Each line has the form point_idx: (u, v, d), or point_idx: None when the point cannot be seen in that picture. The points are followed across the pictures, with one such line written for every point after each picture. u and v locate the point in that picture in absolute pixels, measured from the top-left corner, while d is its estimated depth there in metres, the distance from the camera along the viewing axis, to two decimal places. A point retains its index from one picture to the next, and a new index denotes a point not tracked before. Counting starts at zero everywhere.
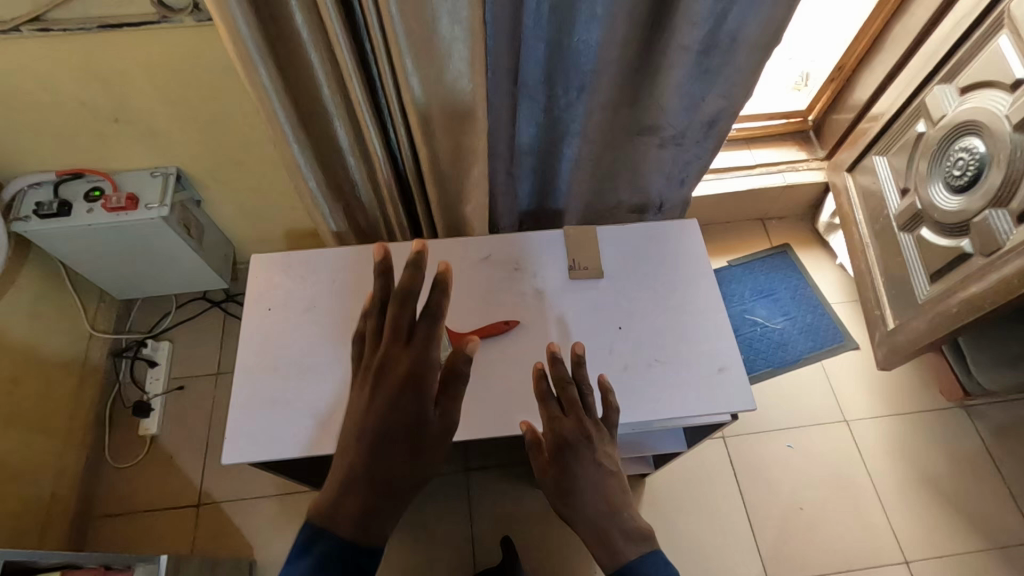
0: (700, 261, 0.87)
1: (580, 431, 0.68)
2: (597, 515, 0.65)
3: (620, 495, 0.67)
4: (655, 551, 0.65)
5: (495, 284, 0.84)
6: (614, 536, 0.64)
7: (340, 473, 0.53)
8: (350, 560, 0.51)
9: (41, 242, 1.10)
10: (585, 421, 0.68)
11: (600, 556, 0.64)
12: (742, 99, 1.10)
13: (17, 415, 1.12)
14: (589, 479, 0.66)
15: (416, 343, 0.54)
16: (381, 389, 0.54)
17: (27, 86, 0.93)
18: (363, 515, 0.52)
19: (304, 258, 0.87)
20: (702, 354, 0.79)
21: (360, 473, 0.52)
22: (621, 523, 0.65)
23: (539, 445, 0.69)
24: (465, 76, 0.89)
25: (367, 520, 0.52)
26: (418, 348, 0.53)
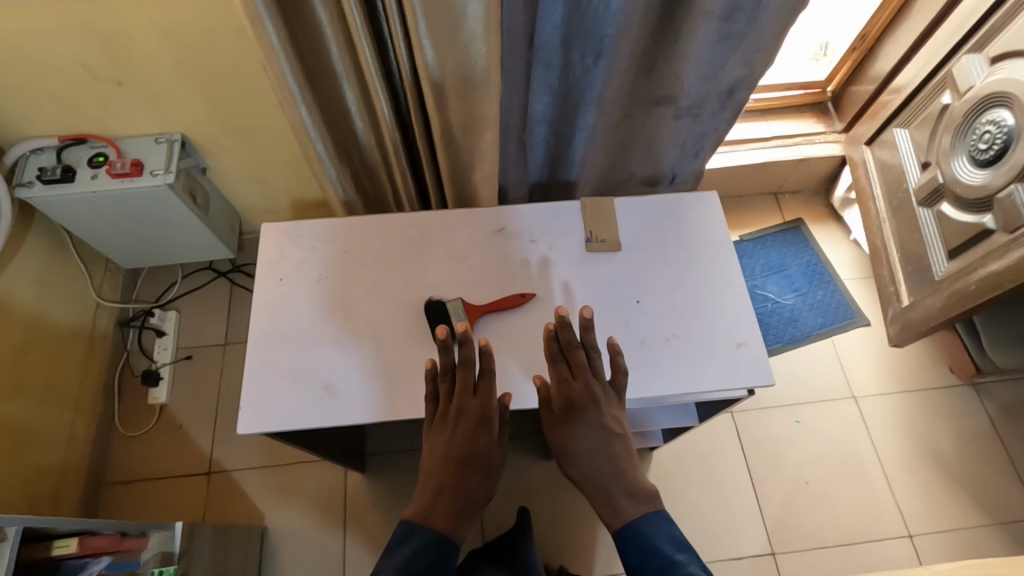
0: (720, 233, 0.83)
1: (588, 393, 0.71)
2: (601, 472, 0.69)
3: (624, 456, 0.70)
4: (657, 511, 0.68)
5: (508, 257, 0.82)
6: (617, 494, 0.68)
7: (429, 489, 0.68)
8: (440, 550, 0.64)
9: (46, 208, 1.08)
10: (592, 385, 0.71)
11: (604, 514, 0.68)
12: (763, 66, 1.10)
13: (27, 382, 1.12)
14: (594, 440, 0.70)
15: (481, 394, 0.71)
16: (457, 434, 0.69)
17: (26, 45, 0.90)
18: (452, 520, 0.66)
19: (314, 227, 0.84)
20: (720, 329, 0.77)
21: (445, 488, 0.68)
22: (625, 483, 0.69)
23: (549, 401, 0.72)
24: (480, 39, 0.85)
25: (454, 524, 0.66)
26: (481, 397, 0.71)
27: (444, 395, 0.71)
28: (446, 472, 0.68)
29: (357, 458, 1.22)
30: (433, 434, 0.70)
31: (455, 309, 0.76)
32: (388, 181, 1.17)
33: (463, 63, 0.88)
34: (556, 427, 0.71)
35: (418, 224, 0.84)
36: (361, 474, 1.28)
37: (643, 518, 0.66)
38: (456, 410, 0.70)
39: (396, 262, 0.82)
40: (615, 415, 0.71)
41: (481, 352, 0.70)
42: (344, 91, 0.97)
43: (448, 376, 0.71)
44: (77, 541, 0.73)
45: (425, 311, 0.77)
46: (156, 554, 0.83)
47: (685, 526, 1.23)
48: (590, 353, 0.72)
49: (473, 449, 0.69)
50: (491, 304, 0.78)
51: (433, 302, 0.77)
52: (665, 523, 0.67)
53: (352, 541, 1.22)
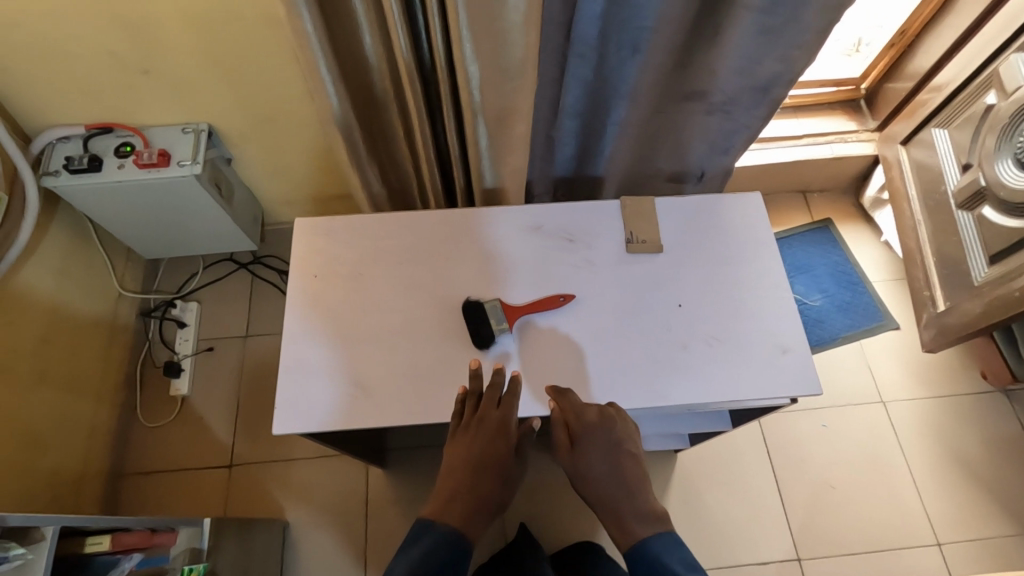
0: (765, 237, 0.80)
1: (599, 420, 0.68)
2: (613, 495, 0.68)
3: (634, 477, 0.70)
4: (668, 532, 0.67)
5: (546, 255, 0.79)
6: (629, 515, 0.67)
7: (446, 493, 0.69)
8: (451, 553, 0.65)
9: (72, 198, 1.06)
10: (603, 413, 0.69)
11: (615, 533, 0.68)
12: (802, 64, 1.07)
13: (51, 372, 1.12)
14: (605, 463, 0.69)
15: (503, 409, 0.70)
16: (476, 445, 0.69)
17: (56, 31, 0.88)
18: (465, 526, 0.67)
19: (346, 222, 0.81)
20: (766, 336, 0.74)
21: (462, 495, 0.68)
22: (636, 505, 0.68)
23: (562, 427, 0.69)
24: (519, 30, 0.83)
25: (467, 529, 0.67)
26: (503, 411, 0.70)
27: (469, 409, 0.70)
28: (462, 473, 0.69)
29: (378, 454, 1.21)
30: (455, 441, 0.70)
31: (493, 310, 0.74)
32: (414, 173, 1.15)
33: (500, 56, 0.86)
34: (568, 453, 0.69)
35: (452, 220, 0.81)
36: (382, 470, 1.27)
37: (652, 539, 0.65)
38: (478, 421, 0.69)
39: (429, 259, 0.79)
40: (626, 440, 0.70)
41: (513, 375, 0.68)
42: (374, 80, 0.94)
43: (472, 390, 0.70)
44: (110, 538, 0.73)
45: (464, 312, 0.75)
46: (185, 551, 0.84)
47: (709, 529, 1.21)
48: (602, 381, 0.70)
49: (492, 460, 0.69)
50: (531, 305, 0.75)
51: (472, 303, 0.75)
52: (677, 545, 0.65)
53: (373, 537, 1.22)
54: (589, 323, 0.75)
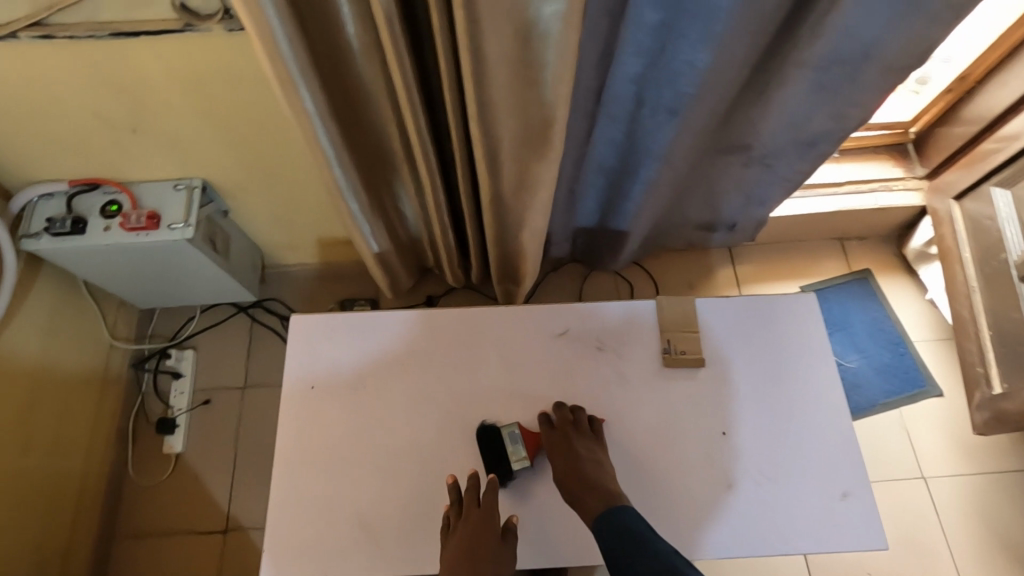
0: (823, 351, 0.71)
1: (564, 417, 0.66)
2: (573, 475, 0.61)
3: (598, 479, 0.61)
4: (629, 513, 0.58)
5: (572, 367, 0.70)
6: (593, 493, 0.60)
7: None
8: None
9: (55, 260, 0.98)
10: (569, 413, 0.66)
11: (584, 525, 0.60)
12: (857, 121, 0.97)
13: (35, 441, 1.04)
14: (566, 469, 0.62)
15: (483, 504, 0.61)
16: (459, 539, 0.59)
17: (31, 91, 0.79)
18: None
19: (347, 321, 0.72)
20: (823, 476, 0.66)
21: None
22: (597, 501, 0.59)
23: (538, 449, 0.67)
24: (546, 105, 0.73)
25: None
26: (485, 509, 0.60)
27: (453, 516, 0.61)
28: (454, 564, 0.57)
29: None
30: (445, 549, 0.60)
31: (512, 441, 0.65)
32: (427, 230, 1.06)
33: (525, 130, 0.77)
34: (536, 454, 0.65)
35: (466, 321, 0.72)
36: None
37: (611, 509, 0.58)
38: (462, 520, 0.60)
39: (439, 370, 0.70)
40: (597, 441, 0.64)
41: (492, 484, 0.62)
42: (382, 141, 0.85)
43: (452, 495, 0.62)
44: None
45: (479, 438, 0.66)
46: None
47: None
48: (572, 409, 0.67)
49: (479, 554, 0.57)
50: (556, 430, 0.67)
51: (488, 429, 0.66)
52: (634, 515, 0.58)
53: None
54: (623, 452, 0.67)
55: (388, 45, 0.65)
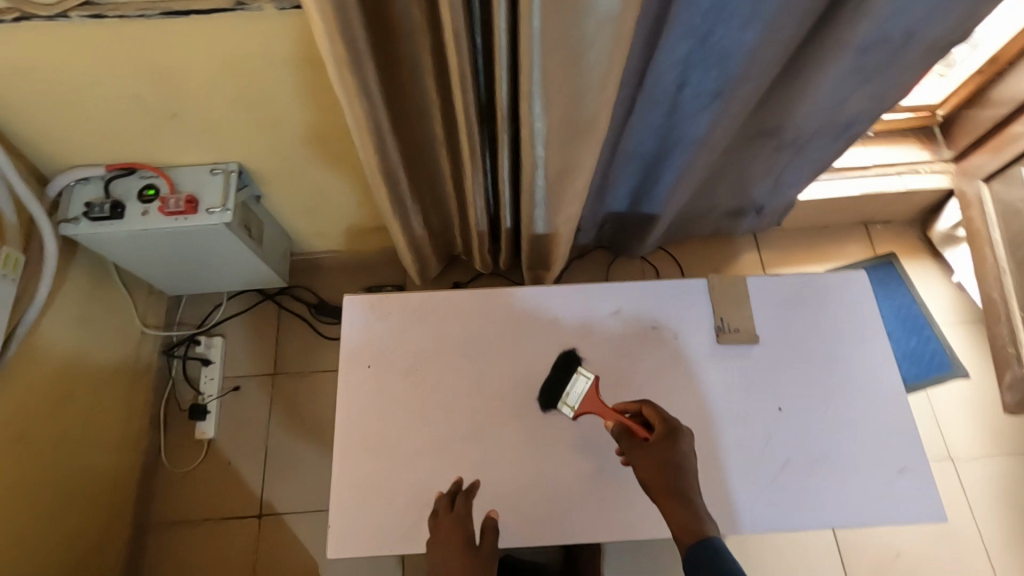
0: (874, 326, 0.72)
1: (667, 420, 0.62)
2: (680, 479, 0.58)
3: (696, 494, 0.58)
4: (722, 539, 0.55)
5: (626, 347, 0.71)
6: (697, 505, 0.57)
7: None
8: None
9: (92, 245, 0.98)
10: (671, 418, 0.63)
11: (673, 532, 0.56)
12: (893, 100, 0.97)
13: (70, 430, 1.03)
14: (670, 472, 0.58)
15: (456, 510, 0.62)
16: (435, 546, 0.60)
17: (77, 74, 0.79)
18: None
19: (395, 303, 0.73)
20: (881, 451, 0.67)
21: None
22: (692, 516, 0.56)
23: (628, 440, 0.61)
24: (596, 85, 0.73)
25: None
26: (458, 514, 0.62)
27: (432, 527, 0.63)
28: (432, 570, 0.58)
29: None
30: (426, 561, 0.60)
31: (579, 385, 0.67)
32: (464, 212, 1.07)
33: (573, 111, 0.76)
34: (639, 445, 0.60)
35: (519, 302, 0.73)
36: None
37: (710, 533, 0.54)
38: (436, 528, 0.61)
39: (495, 351, 0.71)
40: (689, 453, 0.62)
41: (463, 490, 0.64)
42: None
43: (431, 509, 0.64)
44: None
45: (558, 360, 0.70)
46: None
47: None
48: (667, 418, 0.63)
49: (451, 555, 0.58)
50: (602, 407, 0.66)
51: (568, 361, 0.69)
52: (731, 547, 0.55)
53: None
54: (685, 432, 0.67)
55: (446, 24, 0.65)
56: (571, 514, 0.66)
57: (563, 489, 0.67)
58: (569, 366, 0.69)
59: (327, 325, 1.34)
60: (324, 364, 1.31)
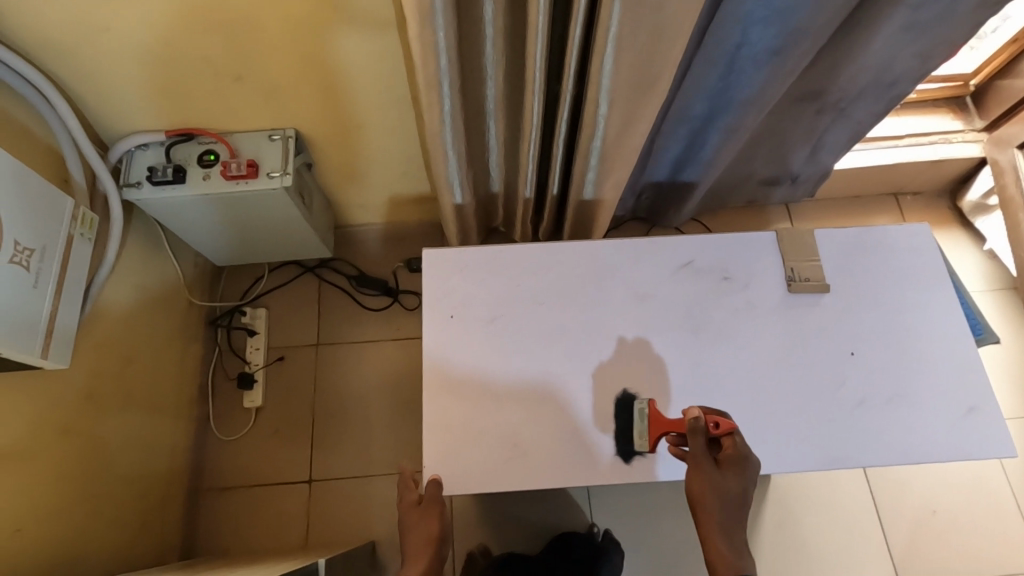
0: (931, 275, 0.80)
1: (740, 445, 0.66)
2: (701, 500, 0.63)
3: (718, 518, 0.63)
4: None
5: (704, 296, 0.79)
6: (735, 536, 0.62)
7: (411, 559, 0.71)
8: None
9: (153, 210, 0.99)
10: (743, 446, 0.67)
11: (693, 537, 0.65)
12: (940, 60, 0.98)
13: (133, 392, 1.06)
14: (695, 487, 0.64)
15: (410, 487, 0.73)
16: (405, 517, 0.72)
17: (150, 33, 0.79)
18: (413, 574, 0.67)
19: (480, 257, 0.81)
20: (950, 393, 0.75)
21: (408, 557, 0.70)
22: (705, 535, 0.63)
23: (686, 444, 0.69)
24: (668, 41, 0.75)
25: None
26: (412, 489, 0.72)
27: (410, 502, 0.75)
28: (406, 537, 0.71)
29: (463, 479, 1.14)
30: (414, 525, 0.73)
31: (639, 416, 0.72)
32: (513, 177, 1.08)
33: (642, 69, 0.78)
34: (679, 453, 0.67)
35: (601, 256, 0.81)
36: (466, 498, 1.17)
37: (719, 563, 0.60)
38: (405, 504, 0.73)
39: (577, 299, 0.79)
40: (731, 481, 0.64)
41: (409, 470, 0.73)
42: (489, 84, 0.86)
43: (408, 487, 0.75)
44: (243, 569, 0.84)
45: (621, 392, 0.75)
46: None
47: (807, 555, 1.16)
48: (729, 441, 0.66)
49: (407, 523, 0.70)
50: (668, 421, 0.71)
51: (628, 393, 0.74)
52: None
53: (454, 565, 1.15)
54: (765, 371, 0.76)
55: None
56: (639, 443, 0.74)
57: (634, 422, 0.74)
58: (623, 406, 0.74)
59: (367, 296, 1.35)
60: (366, 334, 1.32)
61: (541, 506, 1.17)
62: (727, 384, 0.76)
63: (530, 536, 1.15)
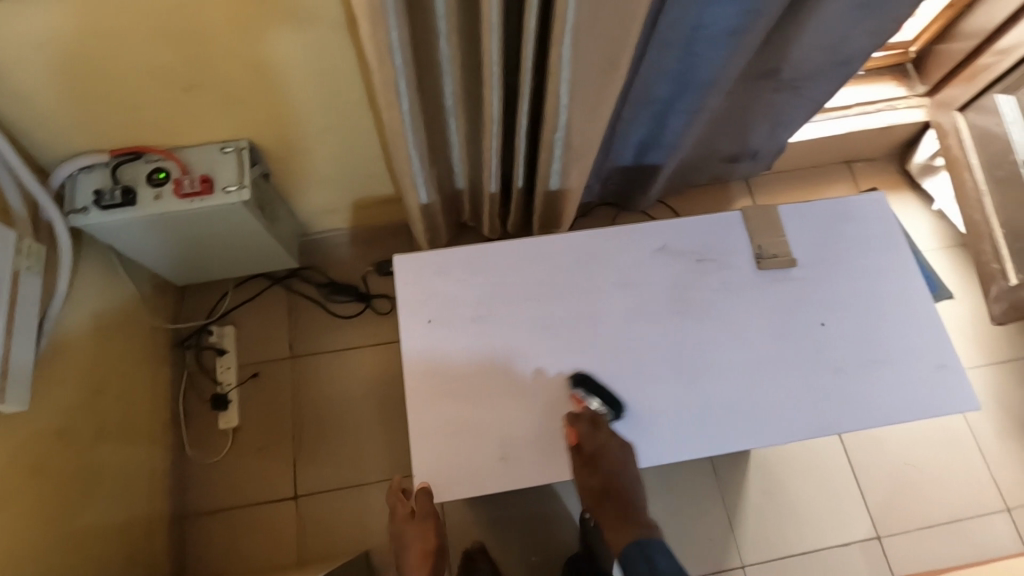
0: (891, 242, 0.84)
1: (602, 441, 0.70)
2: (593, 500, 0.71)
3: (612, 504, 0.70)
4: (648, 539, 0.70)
5: (677, 279, 0.81)
6: (628, 510, 0.71)
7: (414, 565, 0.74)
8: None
9: (104, 235, 0.95)
10: (606, 443, 0.70)
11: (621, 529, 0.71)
12: (885, 35, 1.01)
13: (102, 427, 1.01)
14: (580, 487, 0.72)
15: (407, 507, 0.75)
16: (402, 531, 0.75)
17: (83, 50, 0.75)
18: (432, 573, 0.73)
19: (451, 258, 0.80)
20: (915, 352, 0.79)
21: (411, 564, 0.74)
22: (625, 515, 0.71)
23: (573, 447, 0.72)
24: (623, 28, 0.74)
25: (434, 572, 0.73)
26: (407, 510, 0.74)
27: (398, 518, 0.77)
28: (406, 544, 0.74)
29: None
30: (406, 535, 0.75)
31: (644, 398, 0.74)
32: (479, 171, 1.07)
33: (600, 58, 0.78)
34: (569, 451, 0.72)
35: (575, 249, 0.82)
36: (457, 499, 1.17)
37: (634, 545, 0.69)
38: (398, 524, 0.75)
39: (554, 293, 0.80)
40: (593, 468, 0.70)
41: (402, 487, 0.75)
42: (446, 81, 0.84)
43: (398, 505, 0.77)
44: None
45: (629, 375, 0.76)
46: None
47: (791, 517, 1.20)
48: (587, 440, 0.70)
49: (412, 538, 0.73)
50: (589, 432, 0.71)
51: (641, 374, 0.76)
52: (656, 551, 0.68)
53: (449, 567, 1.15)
54: (742, 348, 0.78)
55: None
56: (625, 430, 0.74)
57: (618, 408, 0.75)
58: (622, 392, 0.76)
59: (338, 304, 1.33)
60: (342, 343, 1.30)
61: (533, 498, 1.18)
62: (706, 364, 0.77)
63: (525, 526, 1.16)
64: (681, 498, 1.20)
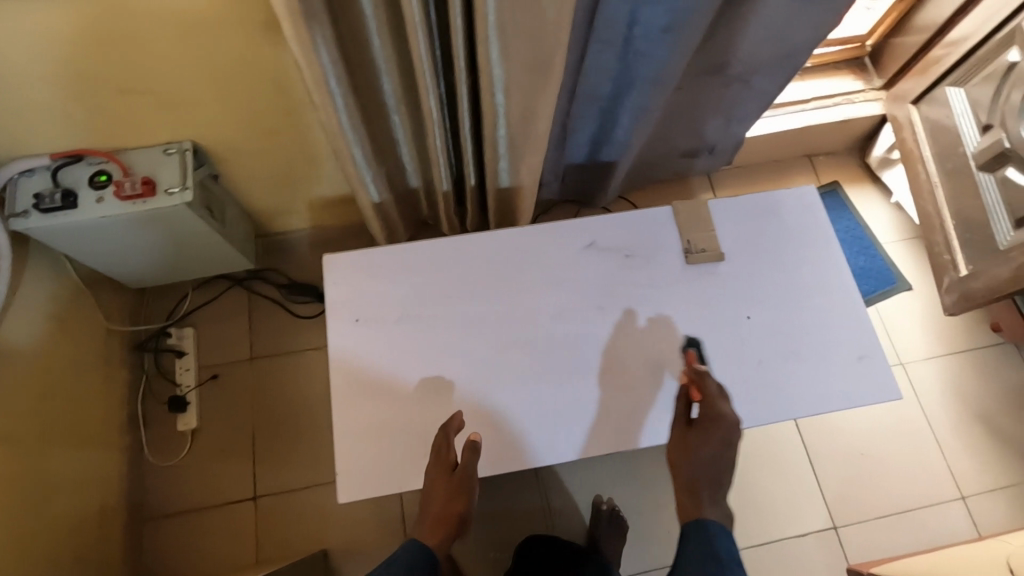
0: (818, 236, 0.85)
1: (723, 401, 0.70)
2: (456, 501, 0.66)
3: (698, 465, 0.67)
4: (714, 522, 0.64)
5: (608, 275, 0.82)
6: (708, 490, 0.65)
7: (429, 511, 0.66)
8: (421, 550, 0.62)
9: (48, 238, 0.95)
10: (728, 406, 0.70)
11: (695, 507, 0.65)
12: (827, 29, 1.02)
13: (52, 430, 1.01)
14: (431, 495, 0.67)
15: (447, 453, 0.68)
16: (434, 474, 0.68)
17: (10, 53, 0.75)
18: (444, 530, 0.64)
19: (385, 258, 0.82)
20: (840, 343, 0.80)
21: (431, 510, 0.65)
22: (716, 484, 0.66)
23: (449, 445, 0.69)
24: (551, 24, 0.75)
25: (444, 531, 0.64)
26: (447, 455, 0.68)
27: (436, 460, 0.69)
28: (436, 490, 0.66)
29: None
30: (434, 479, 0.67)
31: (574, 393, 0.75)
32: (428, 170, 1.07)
33: (531, 55, 0.78)
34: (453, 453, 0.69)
35: (509, 247, 0.83)
36: None
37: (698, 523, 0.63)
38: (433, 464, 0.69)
39: (488, 290, 0.80)
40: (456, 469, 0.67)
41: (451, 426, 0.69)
42: (383, 79, 0.84)
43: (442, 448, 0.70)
44: None
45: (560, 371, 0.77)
46: None
47: (750, 508, 1.21)
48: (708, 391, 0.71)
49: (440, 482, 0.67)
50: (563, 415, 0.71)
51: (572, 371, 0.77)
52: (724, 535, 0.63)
53: None
54: (673, 341, 0.79)
55: None
56: (556, 426, 0.75)
57: (549, 403, 0.76)
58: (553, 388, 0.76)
59: (297, 304, 1.33)
60: (301, 343, 1.30)
61: (492, 494, 1.18)
62: (639, 358, 0.78)
63: (484, 522, 1.17)
64: (641, 491, 1.21)
